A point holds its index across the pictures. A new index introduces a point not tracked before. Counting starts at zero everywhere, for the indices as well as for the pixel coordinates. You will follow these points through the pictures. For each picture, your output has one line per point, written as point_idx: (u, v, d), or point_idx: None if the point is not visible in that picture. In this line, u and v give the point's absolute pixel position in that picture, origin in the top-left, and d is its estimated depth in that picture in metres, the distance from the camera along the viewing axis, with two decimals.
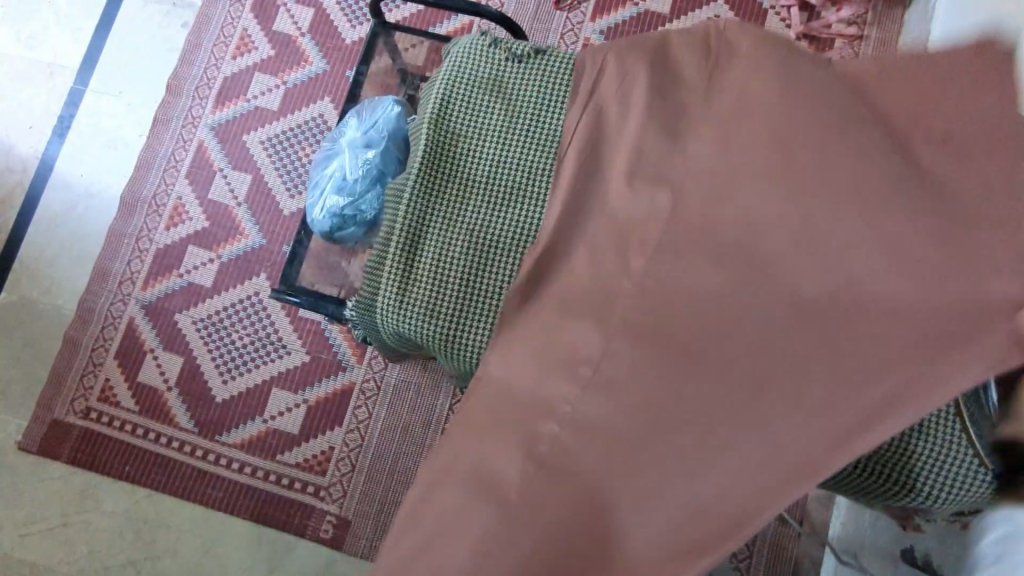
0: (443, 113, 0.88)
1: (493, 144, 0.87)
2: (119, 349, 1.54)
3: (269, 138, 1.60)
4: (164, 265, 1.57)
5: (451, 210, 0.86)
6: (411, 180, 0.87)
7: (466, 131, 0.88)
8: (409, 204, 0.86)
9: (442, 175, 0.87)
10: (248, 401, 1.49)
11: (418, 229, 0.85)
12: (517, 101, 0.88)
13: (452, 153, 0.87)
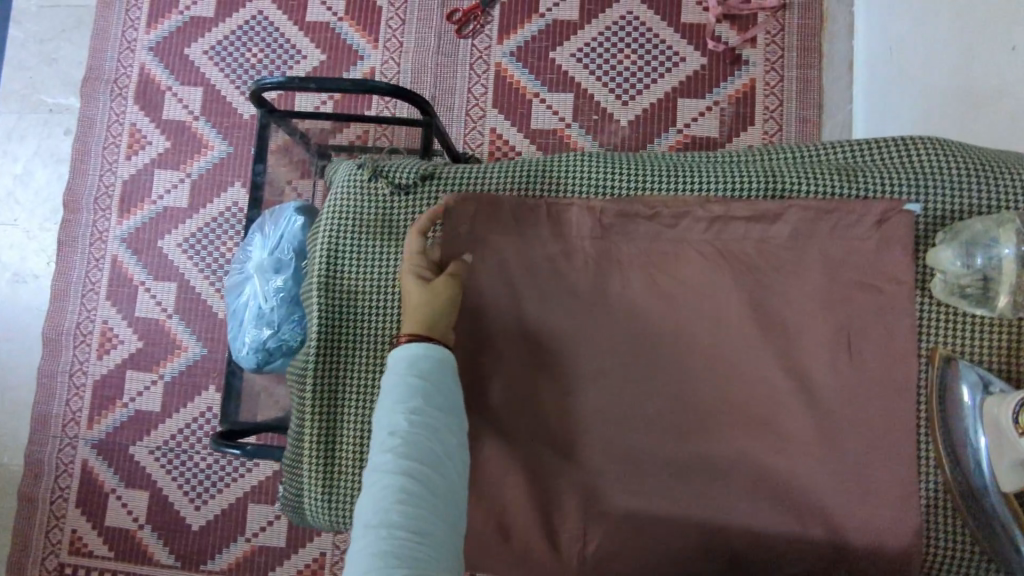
0: (330, 293, 0.64)
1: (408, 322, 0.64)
2: (78, 495, 1.44)
3: (185, 239, 1.49)
4: (105, 397, 1.46)
5: (370, 404, 0.63)
6: (310, 396, 0.63)
7: (368, 313, 0.64)
8: (316, 431, 0.62)
9: (350, 379, 0.63)
10: (226, 523, 1.40)
11: (334, 441, 0.63)
12: (428, 234, 0.65)
13: (355, 346, 0.63)
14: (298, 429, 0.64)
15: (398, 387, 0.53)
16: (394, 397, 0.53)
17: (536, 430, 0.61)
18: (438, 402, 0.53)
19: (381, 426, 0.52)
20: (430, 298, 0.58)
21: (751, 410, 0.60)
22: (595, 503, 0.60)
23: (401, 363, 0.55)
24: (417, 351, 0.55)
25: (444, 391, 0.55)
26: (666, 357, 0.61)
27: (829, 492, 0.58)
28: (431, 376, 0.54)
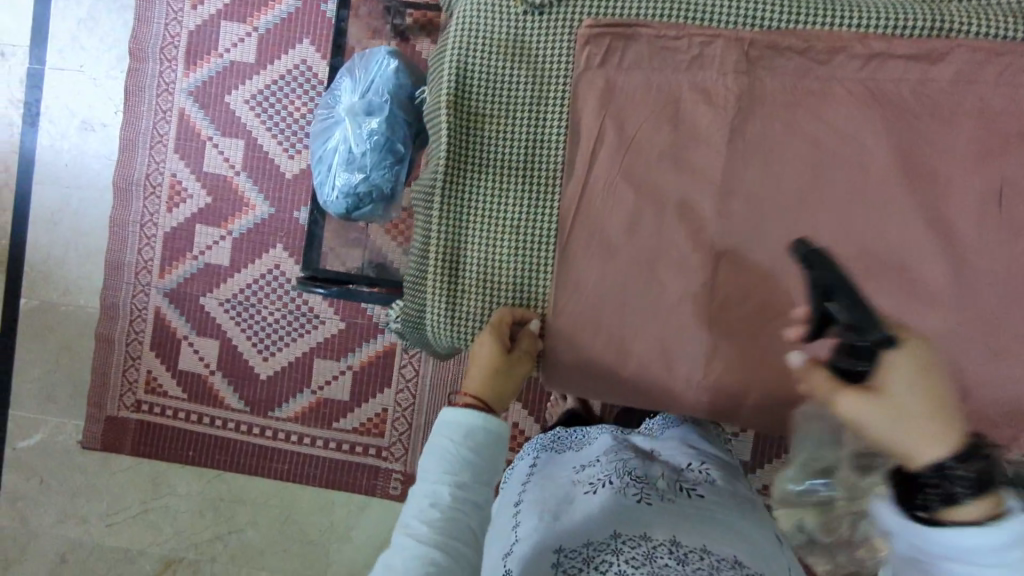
0: (457, 113, 0.63)
1: (533, 148, 0.63)
2: (153, 340, 1.51)
3: (253, 96, 1.46)
4: (176, 249, 1.50)
5: (494, 227, 0.63)
6: (435, 214, 0.64)
7: (494, 136, 0.63)
8: (440, 247, 0.64)
9: (473, 200, 0.63)
10: (293, 375, 1.47)
11: (456, 261, 0.64)
12: (561, 57, 0.62)
13: (480, 168, 0.63)
14: (422, 247, 0.65)
15: (452, 455, 0.54)
16: (446, 460, 0.54)
17: (662, 262, 0.62)
18: (484, 478, 0.54)
19: (425, 493, 0.52)
20: (505, 374, 0.61)
21: (885, 257, 0.59)
22: (714, 337, 0.62)
23: (455, 428, 0.56)
24: (475, 420, 0.56)
25: (493, 463, 0.55)
26: (803, 200, 0.60)
27: (954, 341, 0.58)
28: (484, 450, 0.55)
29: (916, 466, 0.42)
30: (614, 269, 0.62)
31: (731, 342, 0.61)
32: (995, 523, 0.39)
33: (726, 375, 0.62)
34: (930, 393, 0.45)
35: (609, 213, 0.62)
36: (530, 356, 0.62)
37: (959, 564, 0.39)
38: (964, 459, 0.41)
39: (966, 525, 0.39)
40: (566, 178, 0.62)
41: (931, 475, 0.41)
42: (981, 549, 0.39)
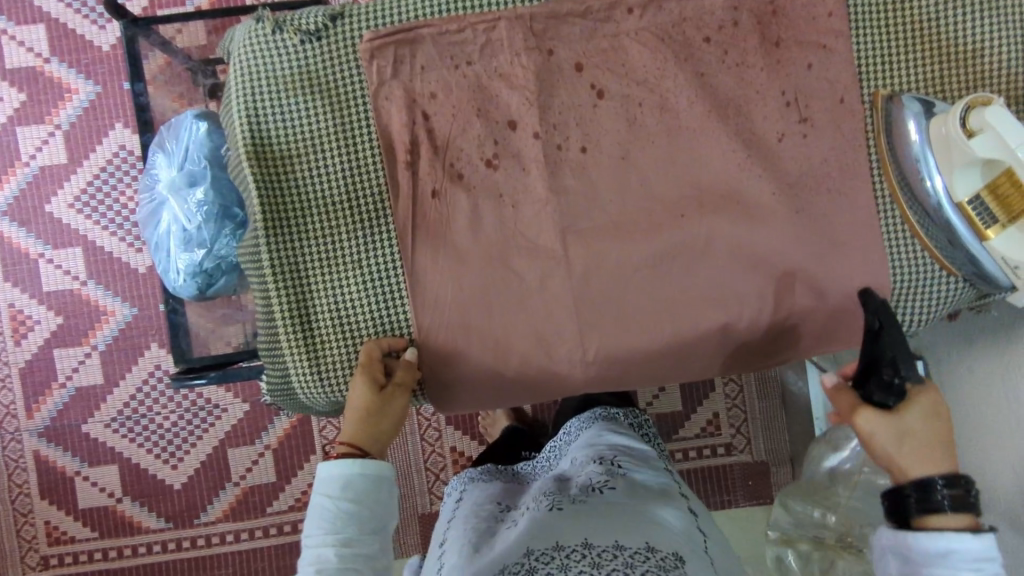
0: (261, 162, 0.59)
1: (351, 176, 0.60)
2: (41, 487, 1.35)
3: (77, 197, 1.34)
4: (39, 383, 1.35)
5: (333, 267, 0.60)
6: (268, 269, 0.59)
7: (308, 175, 0.59)
8: (284, 302, 0.59)
9: (305, 244, 0.59)
10: (209, 473, 1.36)
11: (306, 312, 0.60)
12: (351, 78, 0.60)
13: (302, 210, 0.59)
14: (265, 309, 0.60)
15: (332, 514, 0.56)
16: (324, 520, 0.56)
17: (511, 252, 0.60)
18: (370, 528, 0.57)
19: (310, 556, 0.56)
20: (380, 413, 0.59)
21: (716, 185, 0.60)
22: (584, 312, 0.61)
23: (331, 484, 0.58)
24: (349, 472, 0.58)
25: (376, 511, 0.58)
26: (626, 154, 0.61)
27: (800, 245, 0.60)
28: (365, 500, 0.57)
29: (906, 482, 0.53)
30: (468, 273, 0.60)
31: (602, 310, 0.61)
32: (972, 536, 0.50)
33: (606, 343, 0.61)
34: (933, 431, 0.55)
35: (445, 220, 0.60)
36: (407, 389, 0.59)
37: (940, 565, 0.50)
38: (952, 483, 0.52)
39: (957, 539, 0.50)
40: (392, 196, 0.59)
41: (924, 498, 0.52)
42: (963, 555, 0.50)
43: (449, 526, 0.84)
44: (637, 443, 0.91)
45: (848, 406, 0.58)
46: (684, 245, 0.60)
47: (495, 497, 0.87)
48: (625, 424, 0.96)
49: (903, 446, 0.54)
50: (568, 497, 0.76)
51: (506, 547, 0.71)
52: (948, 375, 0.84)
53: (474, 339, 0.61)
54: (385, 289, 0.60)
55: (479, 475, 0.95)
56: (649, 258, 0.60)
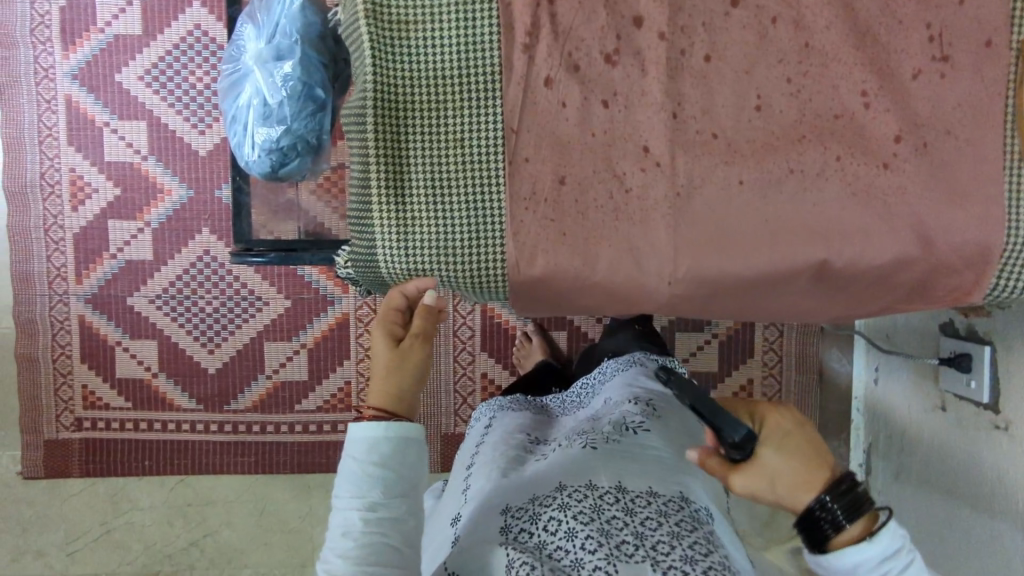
0: (376, 22, 0.57)
1: (464, 50, 0.57)
2: (82, 351, 1.37)
3: (147, 71, 1.33)
4: (90, 250, 1.35)
5: (435, 145, 0.58)
6: (370, 133, 0.58)
7: (421, 42, 0.57)
8: (382, 169, 0.58)
9: (410, 113, 0.58)
10: (244, 363, 1.38)
11: (401, 182, 0.58)
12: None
13: (411, 77, 0.58)
14: (360, 176, 0.59)
15: (359, 477, 0.54)
16: (352, 480, 0.54)
17: (617, 153, 0.58)
18: (396, 490, 0.54)
19: (338, 523, 0.54)
20: (403, 365, 0.58)
21: (839, 114, 0.58)
22: (682, 225, 0.58)
23: (359, 446, 0.55)
24: (377, 431, 0.55)
25: (402, 472, 0.55)
26: (751, 69, 0.58)
27: (921, 188, 0.57)
28: (390, 461, 0.54)
29: (804, 505, 0.50)
30: (571, 170, 0.58)
31: (702, 229, 0.58)
32: (870, 543, 0.48)
33: (703, 263, 0.59)
34: (800, 446, 0.50)
35: (556, 111, 0.58)
36: (425, 337, 0.59)
37: None
38: (836, 490, 0.49)
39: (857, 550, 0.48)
40: (505, 79, 0.57)
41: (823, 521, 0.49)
42: (867, 562, 0.48)
43: (474, 450, 0.81)
44: (670, 391, 0.87)
45: (717, 465, 0.53)
46: (797, 171, 0.58)
47: (525, 426, 0.82)
48: (659, 374, 0.92)
49: (778, 482, 0.50)
50: (602, 433, 0.71)
51: (534, 477, 0.66)
52: (1020, 361, 0.81)
53: (562, 236, 0.58)
54: (483, 171, 0.58)
55: (507, 403, 0.92)
56: (756, 180, 0.58)
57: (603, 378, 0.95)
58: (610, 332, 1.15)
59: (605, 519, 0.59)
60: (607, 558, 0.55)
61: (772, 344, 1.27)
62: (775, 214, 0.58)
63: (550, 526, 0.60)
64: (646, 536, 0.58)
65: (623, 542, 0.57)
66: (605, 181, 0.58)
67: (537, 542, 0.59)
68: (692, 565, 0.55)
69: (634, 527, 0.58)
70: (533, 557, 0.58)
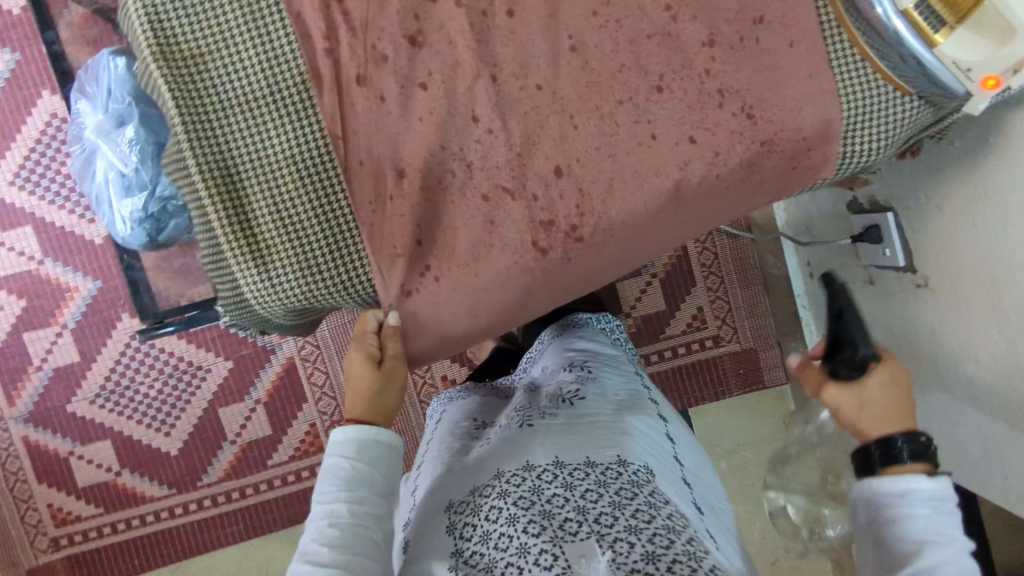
0: (170, 64, 0.55)
1: (265, 67, 0.56)
2: (37, 472, 1.32)
3: (16, 174, 1.27)
4: (14, 369, 1.30)
5: (266, 168, 0.57)
6: (196, 174, 0.56)
7: (220, 70, 0.56)
8: (219, 206, 0.56)
9: (230, 143, 0.56)
10: (204, 435, 1.33)
11: (243, 215, 0.57)
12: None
13: (221, 107, 0.56)
14: (202, 219, 0.58)
15: (343, 475, 0.58)
16: (334, 482, 0.58)
17: (450, 131, 0.57)
18: (379, 489, 0.59)
19: (321, 515, 0.56)
20: (382, 384, 0.63)
21: (652, 34, 0.58)
22: (534, 182, 0.58)
23: (343, 450, 0.60)
24: (363, 438, 0.60)
25: (388, 476, 0.60)
26: (555, 12, 0.57)
27: (750, 81, 0.58)
28: (376, 464, 0.60)
29: (869, 441, 0.56)
30: (409, 161, 0.57)
31: (553, 181, 0.58)
32: (928, 477, 0.52)
33: (562, 214, 0.59)
34: (895, 394, 0.57)
35: (377, 107, 0.57)
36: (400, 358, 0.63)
37: (901, 507, 0.52)
38: (912, 437, 0.54)
39: (915, 477, 0.52)
40: (316, 87, 0.56)
41: (887, 451, 0.54)
42: (920, 494, 0.52)
43: (420, 454, 0.77)
44: (607, 348, 0.84)
45: (817, 382, 0.61)
46: (628, 98, 0.58)
47: (471, 413, 0.79)
48: (596, 334, 0.87)
49: (866, 412, 0.57)
50: (538, 409, 0.68)
51: (474, 469, 0.63)
52: (917, 218, 0.83)
53: (421, 224, 0.58)
54: (319, 179, 0.57)
55: (456, 392, 0.88)
56: (592, 118, 0.58)
57: (540, 347, 0.91)
58: (544, 303, 1.13)
59: (545, 500, 0.56)
60: (552, 540, 0.52)
61: (710, 268, 1.27)
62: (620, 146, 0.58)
63: (492, 515, 0.56)
64: (588, 511, 0.55)
65: (565, 521, 0.54)
66: (447, 160, 0.58)
67: (481, 533, 0.55)
68: (636, 535, 0.52)
69: (575, 503, 0.55)
70: (480, 553, 0.54)
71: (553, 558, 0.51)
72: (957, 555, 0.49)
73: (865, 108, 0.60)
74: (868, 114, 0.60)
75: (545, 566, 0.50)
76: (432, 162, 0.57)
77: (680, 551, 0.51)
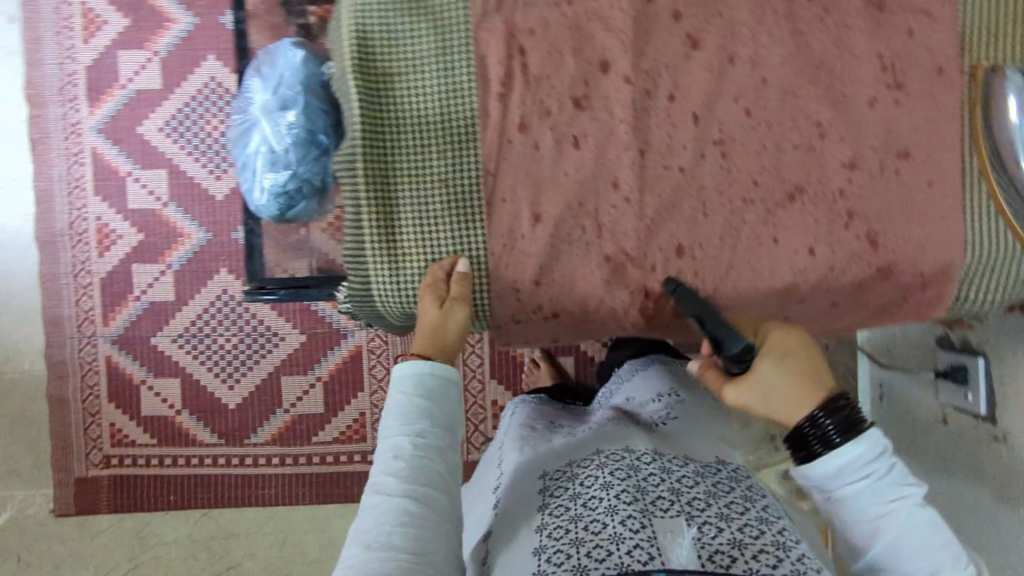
0: (365, 78, 0.62)
1: (444, 99, 0.62)
2: (109, 391, 1.41)
3: (167, 122, 1.39)
4: (116, 294, 1.40)
5: (422, 186, 0.62)
6: (362, 177, 0.62)
7: (405, 93, 0.62)
8: (373, 211, 0.62)
9: (397, 157, 0.62)
10: (262, 397, 1.41)
11: (391, 223, 0.63)
12: (458, 5, 0.62)
13: (399, 124, 0.62)
14: (353, 218, 0.63)
15: (405, 408, 0.57)
16: (398, 414, 0.56)
17: (589, 192, 0.62)
18: (440, 424, 0.57)
19: (386, 447, 0.56)
20: (442, 328, 0.59)
21: (797, 146, 0.62)
22: (653, 255, 0.62)
23: (406, 382, 0.58)
24: (424, 370, 0.58)
25: (449, 411, 0.58)
26: (711, 105, 0.62)
27: (879, 210, 0.61)
28: (437, 398, 0.58)
29: (796, 423, 0.55)
30: (547, 208, 0.62)
31: (671, 257, 0.62)
32: (851, 444, 0.52)
33: (673, 290, 0.62)
34: (796, 372, 0.56)
35: (531, 154, 0.62)
36: (463, 299, 0.60)
37: (841, 484, 0.53)
38: (832, 411, 0.53)
39: (842, 451, 0.52)
40: (483, 125, 0.62)
41: (814, 431, 0.53)
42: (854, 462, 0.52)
43: (499, 440, 0.82)
44: (697, 392, 0.86)
45: (719, 382, 0.59)
46: (759, 199, 0.62)
47: (551, 417, 0.84)
48: (681, 371, 0.91)
49: (772, 401, 0.56)
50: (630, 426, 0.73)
51: (568, 453, 0.69)
52: (1012, 371, 0.82)
53: (542, 267, 0.63)
54: (464, 208, 0.62)
55: (535, 399, 0.92)
56: (721, 210, 0.62)
57: (615, 382, 0.94)
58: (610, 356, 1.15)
59: (641, 476, 0.61)
60: (642, 509, 0.56)
61: None
62: (741, 241, 0.62)
63: (587, 481, 0.61)
64: (680, 495, 0.59)
65: (657, 498, 0.58)
66: (579, 217, 0.62)
67: (573, 494, 0.60)
68: (726, 522, 0.56)
69: (669, 485, 0.60)
70: (569, 507, 0.59)
71: (641, 524, 0.54)
72: (906, 507, 0.52)
73: (990, 262, 0.62)
74: (992, 267, 0.62)
75: (632, 528, 0.53)
76: (565, 216, 0.62)
77: (766, 543, 0.54)
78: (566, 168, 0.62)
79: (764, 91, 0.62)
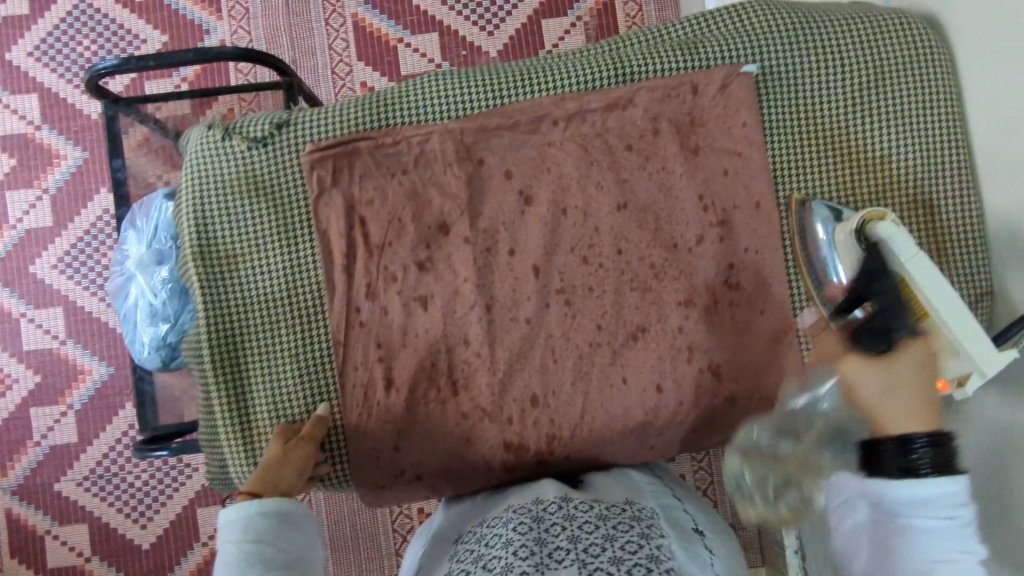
0: (206, 265, 0.63)
1: (287, 277, 0.63)
2: (10, 545, 1.19)
3: (60, 258, 1.19)
4: (12, 441, 1.19)
5: (272, 365, 0.63)
6: (209, 363, 0.62)
7: (248, 276, 0.63)
8: (224, 395, 0.62)
9: (245, 338, 0.63)
10: (178, 533, 1.19)
11: (244, 404, 0.63)
12: (292, 183, 0.63)
13: (244, 306, 0.63)
14: (207, 400, 0.63)
15: (231, 558, 0.51)
16: (227, 569, 0.50)
17: (441, 352, 0.63)
18: (277, 564, 0.52)
19: None
20: (283, 461, 0.58)
21: (635, 289, 0.64)
22: (510, 407, 0.63)
23: (233, 529, 0.52)
24: (250, 513, 0.53)
25: (287, 546, 0.53)
26: (550, 257, 0.64)
27: (720, 342, 0.64)
28: (270, 536, 0.53)
29: (885, 434, 0.43)
30: (399, 372, 0.63)
31: (527, 407, 0.63)
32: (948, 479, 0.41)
33: (531, 440, 0.63)
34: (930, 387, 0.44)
35: (379, 321, 0.63)
36: (310, 435, 0.60)
37: (911, 516, 0.42)
38: (939, 440, 0.42)
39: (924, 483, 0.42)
40: (328, 297, 0.63)
41: (904, 454, 0.42)
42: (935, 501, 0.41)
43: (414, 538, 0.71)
44: None
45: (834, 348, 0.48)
46: (605, 342, 0.64)
47: None
48: None
49: (896, 397, 0.44)
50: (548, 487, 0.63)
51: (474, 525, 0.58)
52: None
53: (400, 430, 0.63)
54: (316, 382, 0.63)
55: None
56: (570, 357, 0.64)
57: None
58: None
59: (543, 528, 0.51)
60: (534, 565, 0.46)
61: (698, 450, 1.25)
62: (592, 386, 0.64)
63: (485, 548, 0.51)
64: (580, 540, 0.49)
65: (555, 548, 0.47)
66: (432, 377, 0.63)
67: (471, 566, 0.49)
68: (619, 565, 0.45)
69: (570, 532, 0.50)
70: None
71: None
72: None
73: None
74: None
75: None
76: (418, 378, 0.63)
77: None
78: (415, 330, 0.63)
79: (600, 239, 0.64)
